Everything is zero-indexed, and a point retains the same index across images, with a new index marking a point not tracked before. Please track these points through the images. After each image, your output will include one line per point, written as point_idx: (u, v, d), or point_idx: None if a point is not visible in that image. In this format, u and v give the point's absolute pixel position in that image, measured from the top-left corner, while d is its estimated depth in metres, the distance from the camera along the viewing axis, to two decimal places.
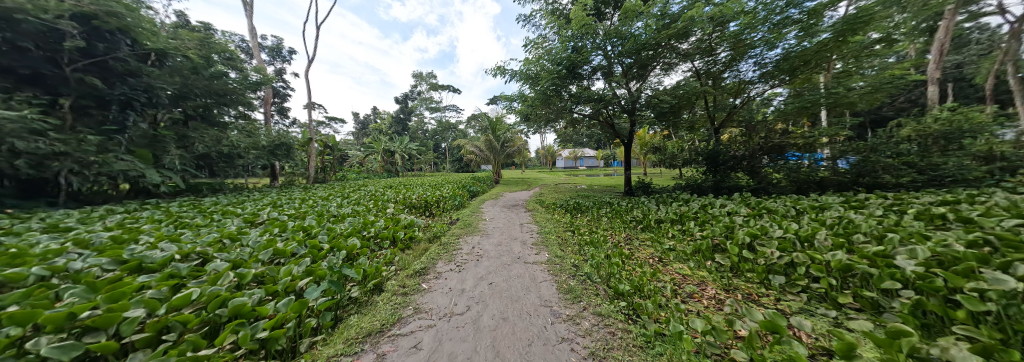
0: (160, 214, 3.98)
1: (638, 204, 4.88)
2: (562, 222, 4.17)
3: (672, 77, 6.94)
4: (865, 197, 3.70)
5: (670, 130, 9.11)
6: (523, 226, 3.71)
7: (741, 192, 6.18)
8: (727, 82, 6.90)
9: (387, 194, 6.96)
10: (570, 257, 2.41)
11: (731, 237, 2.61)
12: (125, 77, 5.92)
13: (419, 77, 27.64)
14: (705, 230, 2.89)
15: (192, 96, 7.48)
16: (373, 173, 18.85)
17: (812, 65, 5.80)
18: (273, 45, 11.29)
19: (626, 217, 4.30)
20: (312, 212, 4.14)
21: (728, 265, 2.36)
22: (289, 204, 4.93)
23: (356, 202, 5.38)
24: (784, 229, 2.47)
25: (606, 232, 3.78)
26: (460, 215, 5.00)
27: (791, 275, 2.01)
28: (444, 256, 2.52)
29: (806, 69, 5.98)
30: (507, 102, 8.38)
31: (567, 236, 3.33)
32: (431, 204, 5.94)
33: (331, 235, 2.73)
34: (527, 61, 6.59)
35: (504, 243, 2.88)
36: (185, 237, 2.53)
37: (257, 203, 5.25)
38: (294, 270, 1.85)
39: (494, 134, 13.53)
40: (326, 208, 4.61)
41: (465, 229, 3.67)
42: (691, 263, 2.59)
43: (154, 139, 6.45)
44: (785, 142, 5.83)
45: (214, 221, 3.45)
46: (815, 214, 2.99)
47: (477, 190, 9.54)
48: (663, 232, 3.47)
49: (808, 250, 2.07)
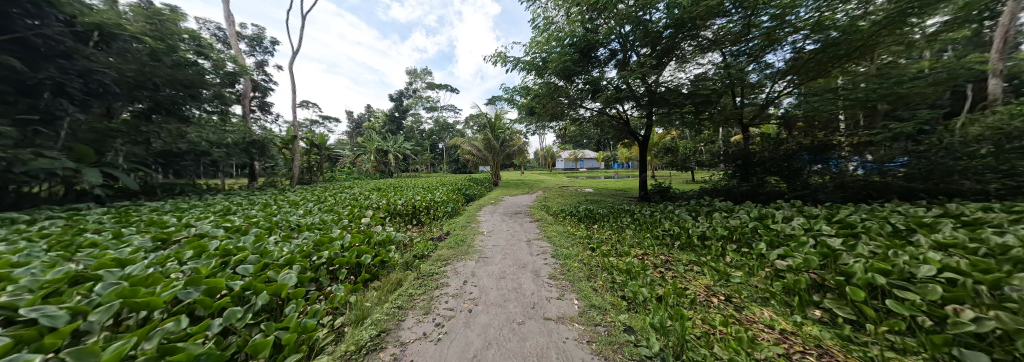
0: (63, 225, 3.11)
1: (666, 214, 4.07)
2: (579, 239, 3.35)
3: (694, 68, 6.16)
4: (960, 209, 2.95)
5: (686, 129, 8.36)
6: (531, 245, 2.86)
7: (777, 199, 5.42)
8: (754, 77, 5.84)
9: (370, 198, 6.12)
10: (611, 308, 1.57)
11: (836, 270, 1.79)
12: (54, 57, 5.08)
13: (414, 74, 26.75)
14: (787, 258, 2.07)
15: (150, 85, 6.62)
16: (365, 174, 17.94)
17: (859, 57, 5.01)
18: (254, 34, 10.42)
19: (655, 230, 3.52)
20: (263, 224, 3.29)
21: (854, 317, 1.51)
22: (245, 212, 4.06)
23: (329, 209, 4.53)
24: (924, 262, 1.66)
25: (636, 253, 2.96)
26: (452, 226, 4.14)
27: (1005, 348, 1.14)
28: (418, 303, 1.66)
29: (848, 60, 5.10)
30: (509, 96, 7.57)
31: (589, 261, 2.51)
32: (419, 211, 5.14)
33: (255, 266, 1.88)
34: (533, 47, 5.80)
35: (508, 275, 2.05)
36: (19, 272, 1.65)
37: (208, 209, 4.36)
38: (124, 355, 0.99)
39: (493, 132, 12.75)
40: (286, 218, 3.74)
41: (454, 248, 2.80)
42: (782, 310, 1.75)
43: (101, 132, 5.62)
44: (833, 140, 5.02)
45: (117, 237, 2.57)
46: (932, 234, 2.20)
47: (475, 194, 8.71)
48: (714, 256, 2.66)
49: (1007, 304, 1.26)
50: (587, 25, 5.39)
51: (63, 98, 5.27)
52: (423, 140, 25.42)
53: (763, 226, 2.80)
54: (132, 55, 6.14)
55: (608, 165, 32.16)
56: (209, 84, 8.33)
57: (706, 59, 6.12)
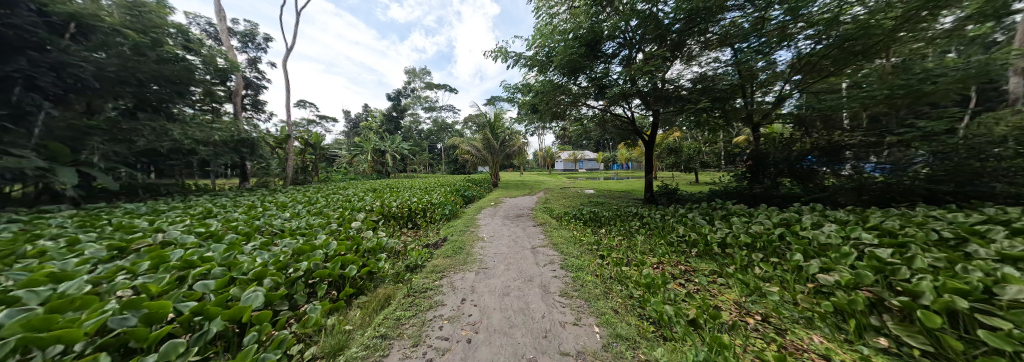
0: (18, 230, 2.81)
1: (678, 218, 3.83)
2: (588, 245, 3.08)
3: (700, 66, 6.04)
4: (1001, 214, 2.71)
5: (691, 129, 8.13)
6: (536, 254, 2.59)
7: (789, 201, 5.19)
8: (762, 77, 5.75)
9: (363, 200, 5.81)
10: (639, 339, 1.29)
11: (898, 289, 1.53)
12: (24, 49, 4.79)
13: (413, 73, 26.42)
14: (832, 273, 1.81)
15: (133, 81, 6.32)
16: (362, 174, 17.63)
17: (876, 53, 4.76)
18: (246, 30, 10.13)
19: (668, 236, 3.28)
20: (241, 229, 2.99)
21: (935, 350, 1.24)
22: (225, 216, 3.75)
23: (318, 212, 4.23)
24: (1006, 281, 1.40)
25: (651, 263, 2.70)
26: (450, 230, 3.87)
27: None
28: (405, 331, 1.37)
29: (861, 58, 4.90)
30: (509, 93, 7.31)
31: (602, 273, 2.24)
32: (415, 214, 4.88)
33: (215, 283, 1.59)
34: (536, 41, 5.55)
35: (513, 291, 1.78)
36: None
37: (186, 211, 4.05)
38: None
39: (493, 132, 12.50)
40: (269, 222, 3.45)
41: (452, 257, 2.52)
42: (836, 335, 1.49)
43: (77, 129, 5.31)
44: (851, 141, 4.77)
45: (70, 244, 2.28)
46: (991, 244, 1.94)
47: (473, 195, 8.43)
48: (738, 266, 2.41)
49: None
50: (592, 19, 5.13)
51: (35, 93, 4.95)
52: (421, 140, 25.13)
53: (791, 232, 2.55)
54: (114, 50, 5.85)
55: (607, 167, 32.01)
56: (197, 81, 8.03)
57: (715, 55, 5.89)
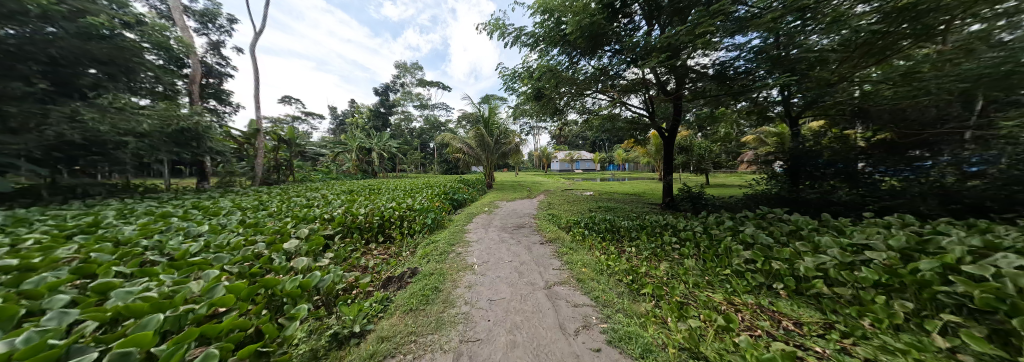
0: None
1: (729, 233, 2.94)
2: (622, 280, 2.15)
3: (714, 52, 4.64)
4: None
5: (706, 125, 7.33)
6: (556, 303, 1.62)
7: (847, 192, 4.19)
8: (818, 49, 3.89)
9: (327, 206, 4.74)
10: None
11: None
12: None
13: (404, 68, 25.14)
14: None
15: (43, 58, 5.23)
16: (346, 173, 16.39)
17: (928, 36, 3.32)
18: (208, 11, 8.98)
19: (731, 261, 2.38)
20: (101, 255, 1.93)
21: None
22: (107, 231, 2.63)
23: (254, 223, 3.17)
24: None
25: (731, 314, 1.76)
26: (429, 249, 2.89)
27: None
28: None
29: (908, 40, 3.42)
30: (506, 82, 6.45)
31: (678, 350, 1.28)
32: (387, 224, 3.90)
33: None
34: (539, 13, 4.59)
35: None
36: None
37: (63, 223, 2.92)
38: None
39: (487, 128, 11.54)
40: (164, 242, 2.37)
41: (416, 313, 1.50)
42: None
43: None
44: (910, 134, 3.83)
45: None
46: None
47: (464, 199, 7.40)
48: (885, 325, 1.48)
49: None
50: None
51: None
52: (412, 139, 24.04)
53: (944, 270, 1.63)
54: (33, 27, 5.04)
55: (604, 167, 31.45)
56: (146, 65, 6.92)
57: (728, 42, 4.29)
